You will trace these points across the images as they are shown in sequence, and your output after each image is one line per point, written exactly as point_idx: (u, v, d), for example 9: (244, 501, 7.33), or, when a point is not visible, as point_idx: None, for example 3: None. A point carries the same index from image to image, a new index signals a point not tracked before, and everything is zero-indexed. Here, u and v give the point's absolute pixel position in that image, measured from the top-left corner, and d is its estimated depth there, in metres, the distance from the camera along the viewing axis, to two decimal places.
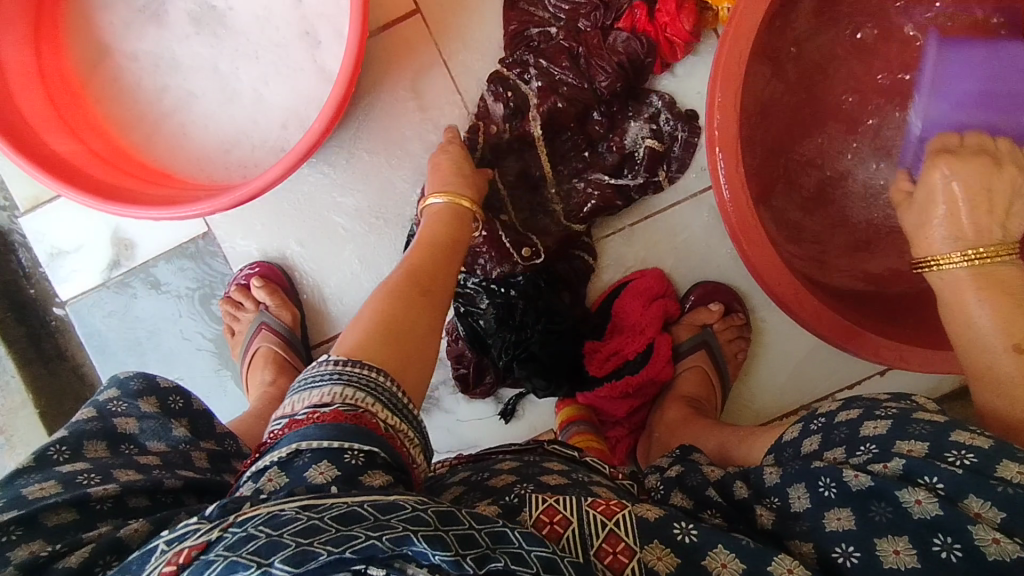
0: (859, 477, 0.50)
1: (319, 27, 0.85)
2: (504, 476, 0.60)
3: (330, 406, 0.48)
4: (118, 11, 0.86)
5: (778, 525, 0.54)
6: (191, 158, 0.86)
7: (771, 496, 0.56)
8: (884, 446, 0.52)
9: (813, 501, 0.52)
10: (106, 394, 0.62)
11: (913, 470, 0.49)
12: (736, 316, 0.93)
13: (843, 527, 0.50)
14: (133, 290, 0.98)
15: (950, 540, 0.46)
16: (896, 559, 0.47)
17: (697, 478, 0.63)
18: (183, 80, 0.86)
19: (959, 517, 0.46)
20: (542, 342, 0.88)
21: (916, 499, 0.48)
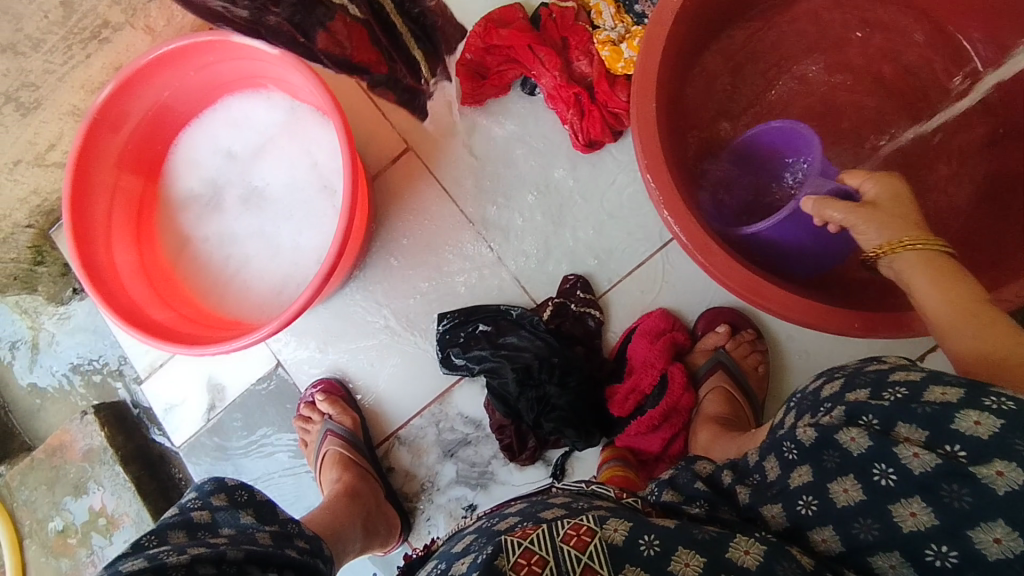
0: (807, 432, 0.56)
1: (333, 180, 1.07)
2: (509, 519, 0.66)
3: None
4: (191, 210, 1.13)
5: (753, 496, 0.58)
6: (255, 304, 1.08)
7: (752, 474, 0.61)
8: (836, 399, 0.56)
9: (782, 466, 0.58)
10: (188, 497, 0.78)
11: (853, 413, 0.53)
12: (745, 332, 0.96)
13: (803, 481, 0.55)
14: (228, 426, 1.17)
15: (885, 468, 0.50)
16: (845, 497, 0.51)
17: (687, 475, 0.65)
18: (239, 247, 1.10)
19: (885, 442, 0.50)
20: (560, 391, 0.96)
21: (850, 437, 0.52)
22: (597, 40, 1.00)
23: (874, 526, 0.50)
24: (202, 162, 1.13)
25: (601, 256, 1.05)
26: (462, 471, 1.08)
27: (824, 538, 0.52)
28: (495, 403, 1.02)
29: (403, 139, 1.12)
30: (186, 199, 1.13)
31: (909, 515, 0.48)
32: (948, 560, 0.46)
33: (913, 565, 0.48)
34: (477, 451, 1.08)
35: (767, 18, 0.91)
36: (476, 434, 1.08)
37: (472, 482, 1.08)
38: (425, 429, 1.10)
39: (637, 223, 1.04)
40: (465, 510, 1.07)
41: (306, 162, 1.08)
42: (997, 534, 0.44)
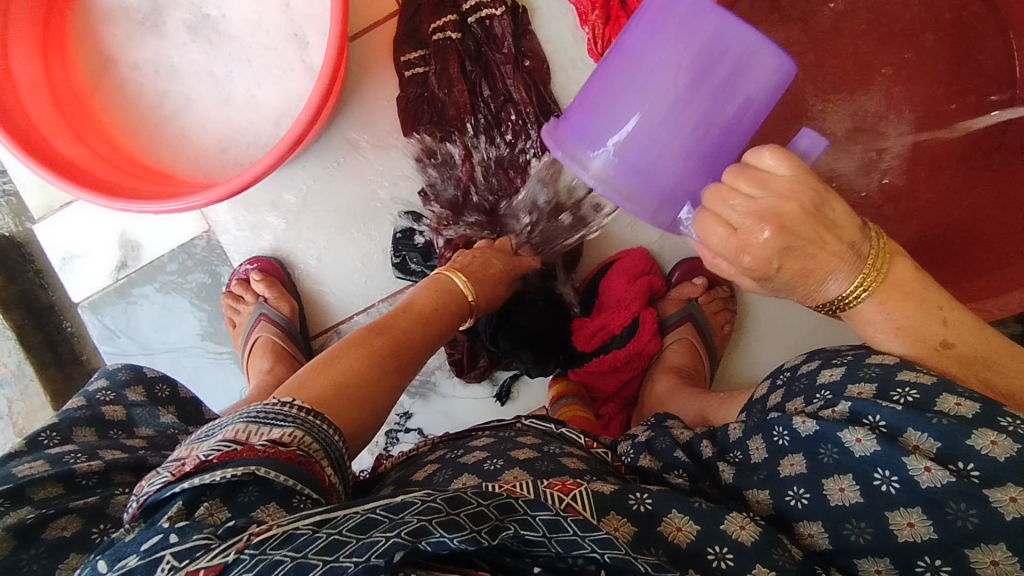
0: (807, 423, 0.54)
1: (307, 29, 0.90)
2: (476, 454, 0.64)
3: (287, 444, 0.48)
4: (119, 24, 0.91)
5: (738, 477, 0.57)
6: (192, 158, 0.92)
7: (734, 450, 0.60)
8: (837, 390, 0.56)
9: (769, 450, 0.56)
10: (96, 384, 0.66)
11: (859, 411, 0.53)
12: (720, 289, 0.95)
13: (795, 472, 0.53)
14: (142, 290, 1.03)
15: (888, 473, 0.49)
16: (841, 496, 0.50)
17: (666, 441, 0.66)
18: (180, 84, 0.92)
19: (895, 449, 0.49)
20: (522, 312, 0.91)
21: (856, 437, 0.51)
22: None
23: (867, 530, 0.49)
24: None
25: None
26: None
27: (811, 533, 0.51)
28: None
29: (396, 0, 0.96)
30: (114, 9, 0.91)
31: (906, 524, 0.48)
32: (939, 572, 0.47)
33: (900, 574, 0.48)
34: None
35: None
36: None
37: (411, 390, 1.03)
38: None
39: None
40: (399, 416, 1.03)
41: None
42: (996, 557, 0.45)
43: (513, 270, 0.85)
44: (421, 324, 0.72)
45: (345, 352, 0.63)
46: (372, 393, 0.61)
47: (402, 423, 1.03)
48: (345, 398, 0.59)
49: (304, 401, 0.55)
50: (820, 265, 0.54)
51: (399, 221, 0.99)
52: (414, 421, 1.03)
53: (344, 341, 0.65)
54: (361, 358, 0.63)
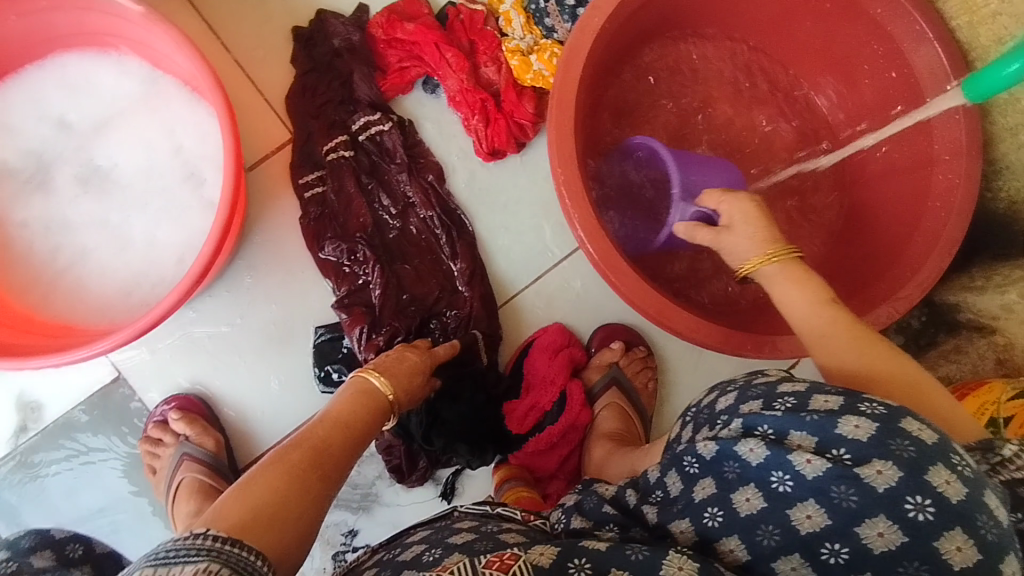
0: (708, 445, 0.58)
1: (202, 166, 0.92)
2: (414, 547, 0.63)
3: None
4: (3, 187, 0.91)
5: (661, 514, 0.60)
6: (93, 307, 0.90)
7: (655, 490, 0.63)
8: (731, 412, 0.60)
9: (683, 480, 0.60)
10: None
11: (750, 424, 0.57)
12: (637, 349, 1.00)
13: (708, 494, 0.57)
14: (46, 453, 0.97)
15: (782, 475, 0.54)
16: (748, 506, 0.55)
17: (593, 500, 0.68)
18: (74, 237, 0.91)
19: (781, 451, 0.54)
20: (450, 404, 0.91)
21: (749, 448, 0.55)
22: (506, 48, 0.99)
23: (776, 532, 0.53)
24: (22, 129, 0.91)
25: (499, 269, 1.03)
26: (342, 494, 1.00)
27: (731, 548, 0.55)
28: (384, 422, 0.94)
29: (288, 130, 1.02)
30: None
31: (805, 517, 0.52)
32: (841, 555, 0.51)
33: (809, 565, 0.52)
34: (360, 471, 1.00)
35: (660, 63, 0.98)
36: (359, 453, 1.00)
37: (353, 506, 1.00)
38: None
39: (538, 237, 1.03)
40: (345, 536, 0.99)
41: (167, 142, 0.93)
42: (880, 528, 0.50)
43: (428, 361, 0.87)
44: (342, 434, 0.69)
45: (262, 472, 0.60)
46: (294, 509, 0.58)
47: (348, 542, 0.99)
48: (265, 518, 0.56)
49: (218, 532, 0.52)
50: (755, 228, 0.72)
51: (316, 338, 1.00)
52: (361, 537, 0.99)
53: (261, 464, 0.62)
54: (281, 476, 0.61)
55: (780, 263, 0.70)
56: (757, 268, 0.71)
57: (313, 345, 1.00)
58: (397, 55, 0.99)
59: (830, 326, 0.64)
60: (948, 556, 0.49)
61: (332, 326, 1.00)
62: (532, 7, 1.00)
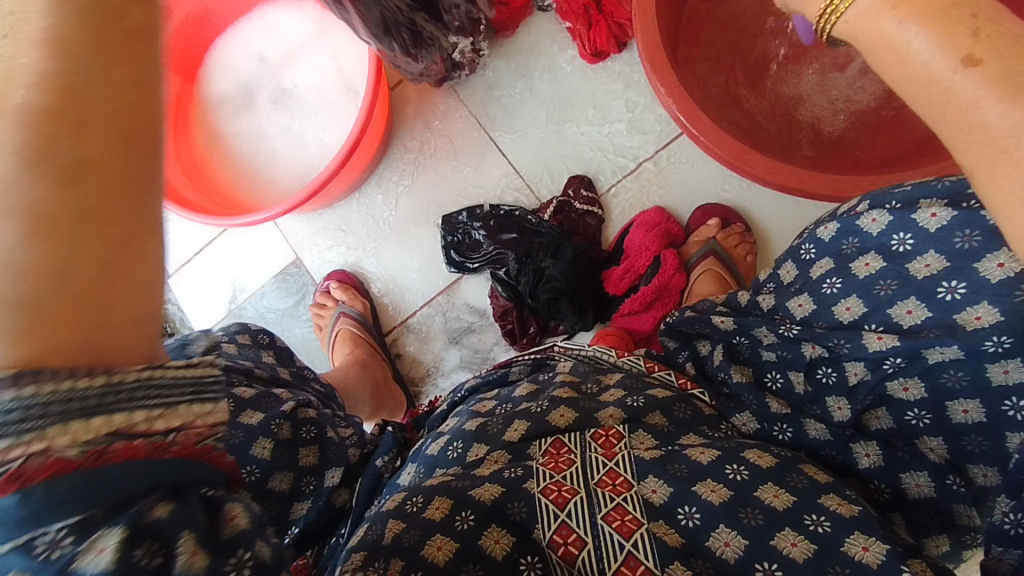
0: (829, 228, 0.64)
1: (357, 82, 1.15)
2: (526, 390, 0.70)
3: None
4: (224, 109, 1.21)
5: (778, 299, 0.67)
6: (280, 196, 1.16)
7: (768, 284, 0.69)
8: (849, 204, 0.66)
9: (799, 267, 0.66)
10: None
11: (878, 203, 0.62)
12: (734, 225, 1.03)
13: (826, 270, 0.63)
14: (248, 315, 1.25)
15: (903, 236, 0.58)
16: (866, 269, 0.60)
17: (707, 302, 0.75)
18: (267, 142, 1.18)
19: (903, 215, 0.58)
20: (555, 264, 1.03)
21: (871, 219, 0.61)
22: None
23: (892, 284, 0.58)
24: (235, 65, 1.21)
25: (601, 159, 1.13)
26: (466, 357, 1.15)
27: (849, 308, 0.60)
28: (499, 288, 1.10)
29: None
30: (220, 99, 1.21)
31: (923, 266, 0.57)
32: (958, 292, 0.54)
33: (927, 306, 0.56)
34: (481, 338, 1.15)
35: None
36: (480, 322, 1.15)
37: (474, 367, 1.15)
38: (432, 318, 1.17)
39: (638, 128, 1.12)
40: None
41: (333, 65, 1.17)
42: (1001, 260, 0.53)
43: None
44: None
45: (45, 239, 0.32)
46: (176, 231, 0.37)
47: None
48: (86, 280, 0.31)
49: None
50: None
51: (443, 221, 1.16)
52: None
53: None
54: (56, 190, 0.31)
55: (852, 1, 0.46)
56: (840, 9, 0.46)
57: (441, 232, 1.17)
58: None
59: (947, 114, 0.42)
60: None
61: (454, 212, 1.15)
62: None
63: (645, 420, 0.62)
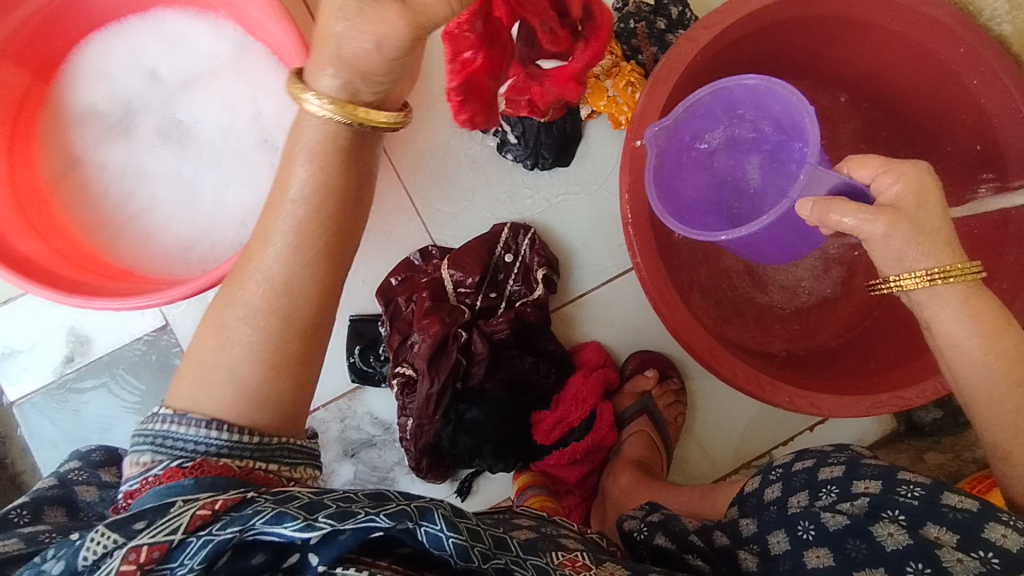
0: (836, 518, 0.63)
1: (277, 136, 0.94)
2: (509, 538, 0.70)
3: (159, 468, 0.51)
4: (89, 128, 0.94)
5: (761, 566, 0.66)
6: (154, 257, 0.92)
7: (751, 543, 0.69)
8: (844, 486, 0.66)
9: (793, 542, 0.65)
10: (71, 466, 0.77)
11: (878, 505, 0.62)
12: (671, 382, 1.00)
13: (822, 562, 0.62)
14: (88, 384, 1.00)
15: (921, 566, 0.56)
16: None
17: (680, 526, 0.75)
18: (147, 185, 0.94)
19: (925, 543, 0.57)
20: (479, 406, 0.91)
21: (888, 532, 0.59)
22: None
23: None
24: (115, 75, 0.94)
25: None
26: (360, 474, 1.02)
27: None
28: (405, 402, 0.94)
29: None
30: (85, 113, 0.94)
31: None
32: None
33: None
34: (381, 455, 1.02)
35: None
36: (383, 437, 1.01)
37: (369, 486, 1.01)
38: (327, 424, 1.02)
39: (589, 254, 1.03)
40: None
41: (248, 106, 0.94)
42: None
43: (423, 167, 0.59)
44: None
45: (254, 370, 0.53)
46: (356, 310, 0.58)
47: None
48: None
49: None
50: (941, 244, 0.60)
51: (348, 325, 1.01)
52: None
53: None
54: None
55: (951, 282, 0.60)
56: (912, 285, 0.61)
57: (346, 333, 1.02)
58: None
59: (976, 360, 0.61)
60: None
61: (364, 316, 1.01)
62: (618, 27, 0.99)
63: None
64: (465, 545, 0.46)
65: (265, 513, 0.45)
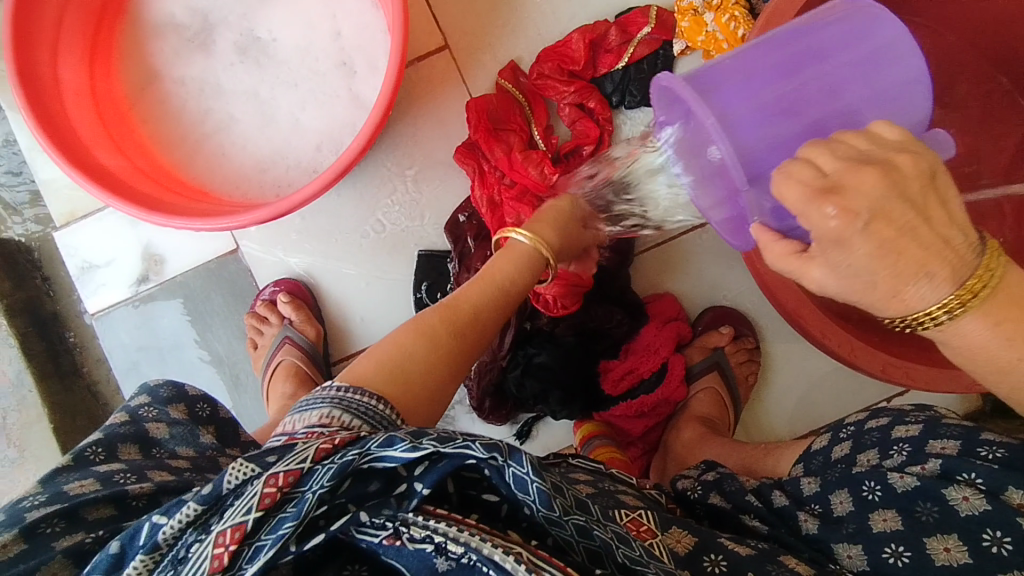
0: (905, 479, 0.57)
1: (356, 59, 0.91)
2: None
3: (328, 428, 0.54)
4: (168, 40, 0.91)
5: (823, 529, 0.60)
6: (228, 177, 0.91)
7: (812, 503, 0.63)
8: (917, 446, 0.59)
9: (856, 504, 0.59)
10: (140, 400, 0.75)
11: (952, 469, 0.55)
12: (745, 340, 0.96)
13: (890, 528, 0.56)
14: (160, 302, 1.01)
15: (999, 535, 0.51)
16: (946, 556, 0.53)
17: (735, 485, 0.69)
18: (224, 103, 0.92)
19: (1006, 511, 0.52)
20: (548, 350, 0.89)
21: (963, 497, 0.54)
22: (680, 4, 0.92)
23: None
24: None
25: None
26: None
27: None
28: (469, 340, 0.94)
29: (443, 36, 0.97)
30: (163, 25, 0.91)
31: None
32: None
33: None
34: None
35: None
36: None
37: None
38: None
39: None
40: None
41: (328, 25, 0.91)
42: None
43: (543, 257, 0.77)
44: None
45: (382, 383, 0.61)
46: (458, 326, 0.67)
47: None
48: None
49: None
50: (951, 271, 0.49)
51: (416, 260, 0.99)
52: None
53: None
54: None
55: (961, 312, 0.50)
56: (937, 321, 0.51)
57: (414, 269, 1.00)
58: (539, 68, 0.95)
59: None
60: None
61: (432, 252, 0.99)
62: None
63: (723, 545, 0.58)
64: (547, 492, 0.49)
65: (378, 440, 0.50)
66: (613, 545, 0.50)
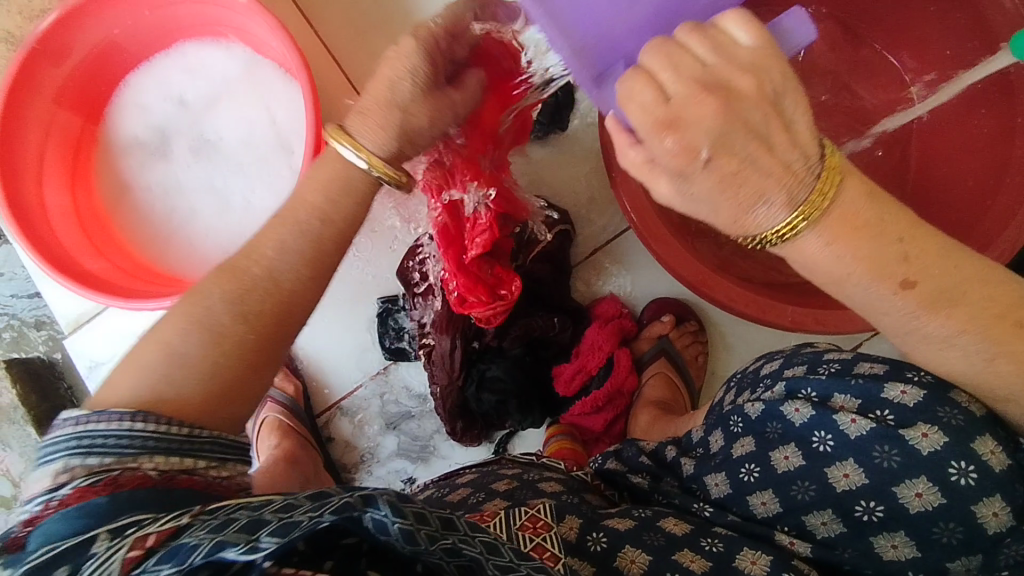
0: (755, 406, 0.63)
1: (291, 141, 1.03)
2: (462, 490, 0.70)
3: (68, 484, 0.47)
4: (134, 156, 1.06)
5: (697, 467, 0.67)
6: (197, 262, 1.04)
7: (696, 448, 0.69)
8: (776, 376, 0.65)
9: (725, 438, 0.65)
10: None
11: (793, 388, 0.62)
12: (688, 324, 1.01)
13: (745, 451, 0.63)
14: None
15: (824, 435, 0.58)
16: (785, 463, 0.60)
17: (634, 449, 0.75)
18: (186, 200, 1.05)
19: (825, 412, 0.58)
20: (498, 363, 0.95)
21: (795, 409, 0.60)
22: None
23: (810, 487, 0.59)
24: (148, 108, 1.06)
25: None
26: (403, 444, 1.09)
27: (764, 501, 0.61)
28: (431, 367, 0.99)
29: None
30: (129, 145, 1.06)
31: (842, 475, 0.57)
32: (875, 514, 0.56)
33: (913, 545, 0.55)
34: (420, 425, 1.08)
35: None
36: (420, 408, 1.08)
37: (413, 456, 1.09)
38: (369, 401, 1.09)
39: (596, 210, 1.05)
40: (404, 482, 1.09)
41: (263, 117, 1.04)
42: (995, 509, 0.52)
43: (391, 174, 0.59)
44: None
45: (195, 351, 0.54)
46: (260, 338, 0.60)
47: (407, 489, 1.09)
48: None
49: None
50: None
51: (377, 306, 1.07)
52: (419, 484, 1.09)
53: None
54: None
55: None
56: None
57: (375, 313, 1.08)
58: None
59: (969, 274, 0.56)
60: (983, 521, 0.53)
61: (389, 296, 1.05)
62: None
63: (604, 522, 0.61)
64: (409, 529, 0.41)
65: (202, 548, 0.40)
66: (482, 558, 0.43)
